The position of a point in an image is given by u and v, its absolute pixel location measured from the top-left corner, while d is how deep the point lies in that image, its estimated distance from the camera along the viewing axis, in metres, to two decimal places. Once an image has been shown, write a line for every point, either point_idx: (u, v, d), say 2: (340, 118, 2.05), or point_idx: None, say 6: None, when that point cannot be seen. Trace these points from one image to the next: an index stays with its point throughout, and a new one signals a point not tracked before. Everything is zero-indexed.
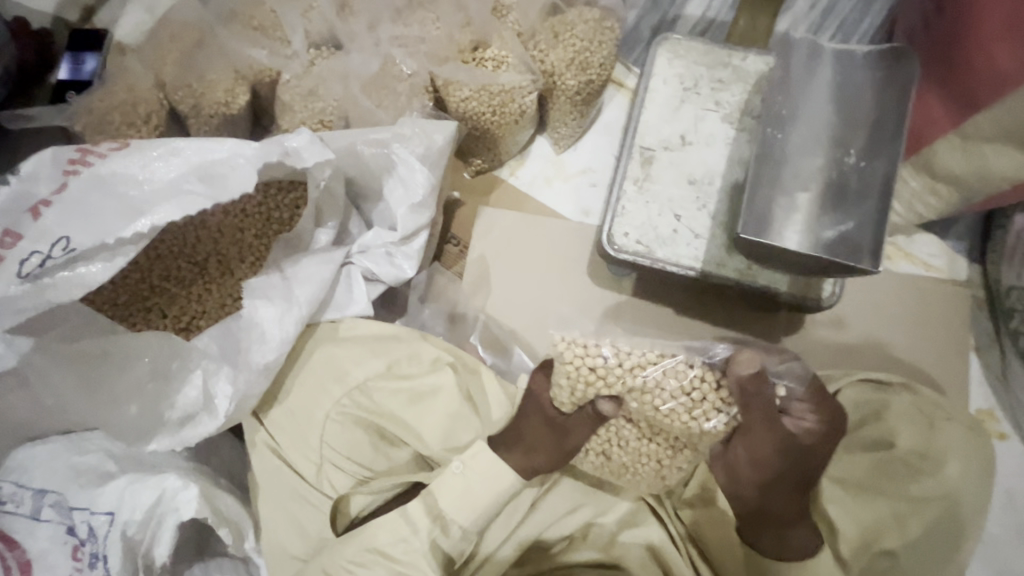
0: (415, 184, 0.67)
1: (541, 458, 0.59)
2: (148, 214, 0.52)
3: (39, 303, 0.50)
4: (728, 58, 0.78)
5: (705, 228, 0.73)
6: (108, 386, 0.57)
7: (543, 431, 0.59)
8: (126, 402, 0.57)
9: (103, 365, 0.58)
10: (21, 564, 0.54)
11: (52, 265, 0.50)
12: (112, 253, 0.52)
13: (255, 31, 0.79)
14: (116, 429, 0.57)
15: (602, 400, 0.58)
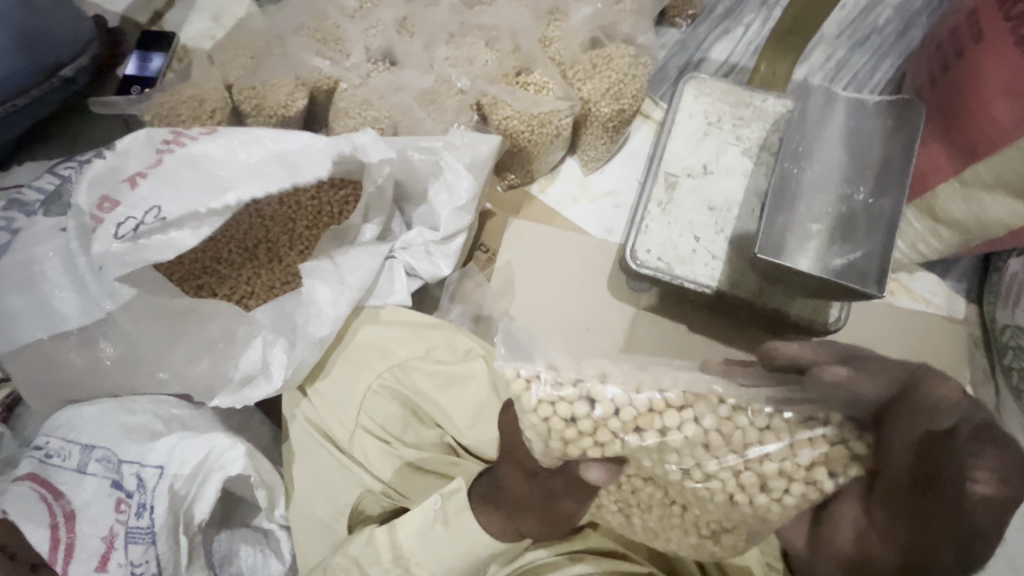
0: (459, 189, 0.72)
1: (525, 518, 0.58)
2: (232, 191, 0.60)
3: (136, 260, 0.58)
4: (751, 98, 0.85)
5: (722, 251, 0.79)
6: (185, 341, 0.64)
7: (523, 489, 0.58)
8: (201, 357, 0.64)
9: (185, 321, 0.64)
10: (65, 513, 0.58)
11: (146, 229, 0.58)
12: (197, 222, 0.60)
13: (318, 42, 0.85)
14: (189, 382, 0.64)
15: (589, 466, 0.54)
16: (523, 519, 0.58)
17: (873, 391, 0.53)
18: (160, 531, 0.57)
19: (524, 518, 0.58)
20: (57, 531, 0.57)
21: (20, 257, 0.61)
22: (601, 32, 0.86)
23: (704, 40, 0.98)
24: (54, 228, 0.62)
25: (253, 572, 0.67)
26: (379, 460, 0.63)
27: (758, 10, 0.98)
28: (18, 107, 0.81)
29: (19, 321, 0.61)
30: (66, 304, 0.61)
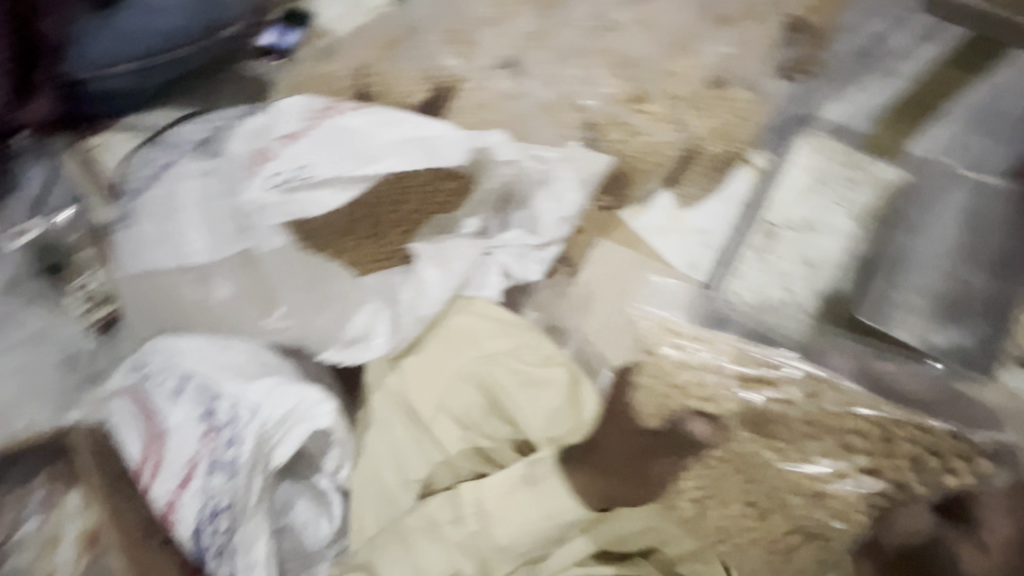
0: (566, 201, 0.77)
1: (611, 477, 0.65)
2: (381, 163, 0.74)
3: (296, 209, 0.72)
4: (864, 163, 0.84)
5: (813, 307, 0.77)
6: (313, 292, 0.69)
7: (620, 445, 0.66)
8: (322, 308, 0.70)
9: (323, 274, 0.71)
10: (157, 431, 0.63)
11: (297, 183, 0.72)
12: (344, 184, 0.73)
13: (450, 43, 0.91)
14: (309, 332, 0.68)
15: (694, 418, 0.67)
16: (608, 479, 0.65)
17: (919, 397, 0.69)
18: (243, 465, 0.60)
19: (612, 475, 0.65)
20: (148, 446, 0.63)
21: (166, 192, 0.69)
22: (723, 72, 0.87)
23: (818, 96, 0.89)
24: (202, 172, 0.70)
25: (304, 528, 0.69)
26: (457, 444, 0.65)
27: (881, 76, 0.89)
28: (176, 57, 0.92)
29: (152, 247, 0.70)
30: (194, 242, 0.68)
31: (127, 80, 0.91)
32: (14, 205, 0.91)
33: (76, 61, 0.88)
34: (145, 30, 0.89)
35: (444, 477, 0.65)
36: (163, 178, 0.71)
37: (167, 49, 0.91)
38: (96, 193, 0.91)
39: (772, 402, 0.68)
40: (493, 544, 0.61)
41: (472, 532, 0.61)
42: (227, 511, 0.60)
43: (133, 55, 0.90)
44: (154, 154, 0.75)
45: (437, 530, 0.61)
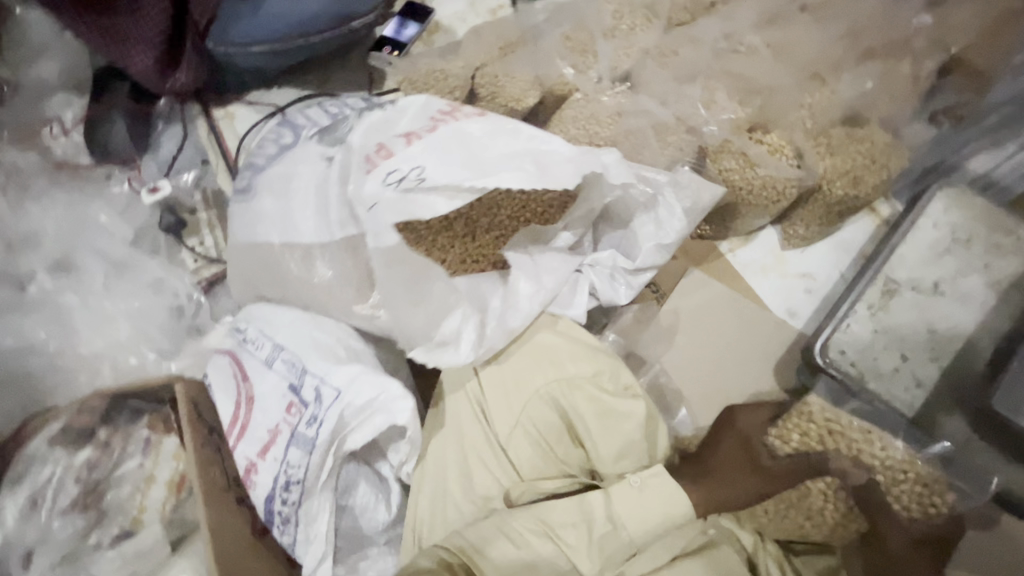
0: (669, 228, 0.72)
1: (728, 482, 0.69)
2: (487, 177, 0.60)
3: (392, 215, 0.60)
4: (1014, 227, 0.75)
5: (932, 380, 0.69)
6: (414, 293, 0.64)
7: (737, 457, 0.71)
8: (417, 305, 0.64)
9: (422, 282, 0.64)
10: (247, 395, 0.67)
11: (409, 185, 0.61)
12: (451, 194, 0.61)
13: (570, 50, 0.89)
14: (402, 328, 0.64)
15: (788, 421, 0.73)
16: (726, 482, 0.69)
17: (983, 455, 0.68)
18: (319, 445, 0.62)
19: (730, 479, 0.69)
20: (238, 408, 0.67)
21: (285, 170, 0.73)
22: (863, 108, 0.80)
23: (965, 146, 0.83)
24: (318, 154, 0.72)
25: (363, 511, 0.72)
26: (528, 462, 0.64)
27: None
28: (305, 43, 0.95)
29: (266, 221, 0.73)
30: (304, 221, 0.71)
31: (261, 60, 0.96)
32: (149, 163, 1.01)
33: (218, 38, 0.94)
34: (280, 17, 0.92)
35: (533, 490, 0.63)
36: (284, 157, 0.74)
37: (297, 35, 0.93)
38: (215, 156, 1.02)
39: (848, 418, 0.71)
40: (617, 544, 0.62)
41: (552, 551, 0.60)
42: (297, 485, 0.63)
43: (269, 38, 0.93)
44: (278, 131, 0.78)
45: (553, 532, 0.61)
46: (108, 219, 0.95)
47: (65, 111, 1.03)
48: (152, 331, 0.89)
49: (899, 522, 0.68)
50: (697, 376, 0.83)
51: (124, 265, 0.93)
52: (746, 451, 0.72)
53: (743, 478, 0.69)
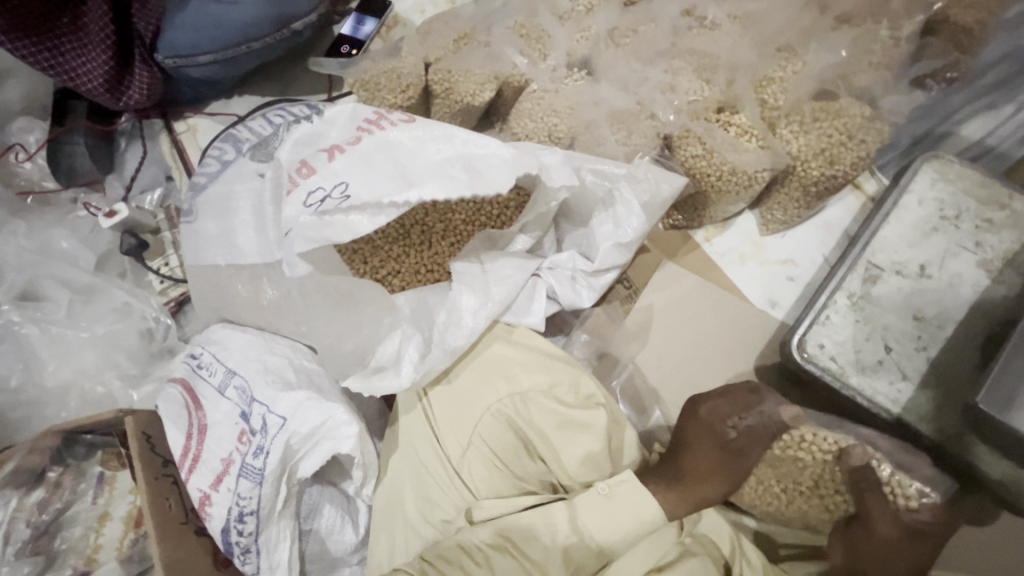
0: (627, 226, 0.68)
1: (704, 486, 0.63)
2: (417, 187, 0.59)
3: (319, 233, 0.59)
4: (1008, 199, 0.69)
5: (918, 373, 0.65)
6: (344, 318, 0.64)
7: (714, 459, 0.63)
8: (353, 329, 0.64)
9: (355, 299, 0.64)
10: (200, 425, 0.66)
11: (330, 205, 0.59)
12: (378, 209, 0.60)
13: (522, 38, 0.83)
14: (333, 354, 0.64)
15: (768, 418, 0.64)
16: (701, 487, 0.63)
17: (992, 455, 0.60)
18: (268, 475, 0.61)
19: (707, 484, 0.63)
20: (190, 439, 0.65)
21: (225, 190, 0.70)
22: (834, 81, 0.74)
23: (957, 111, 0.80)
24: (255, 172, 0.70)
25: (329, 533, 0.69)
26: (485, 481, 0.61)
27: None
28: (251, 50, 0.88)
29: (210, 244, 0.69)
30: (244, 240, 0.68)
31: (208, 70, 0.89)
32: (113, 181, 0.97)
33: (164, 49, 0.86)
34: (221, 24, 0.84)
35: (492, 506, 0.60)
36: (224, 175, 0.71)
37: (242, 42, 0.87)
38: (178, 172, 0.97)
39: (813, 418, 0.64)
40: (585, 553, 0.59)
41: (515, 568, 0.57)
42: (253, 516, 0.62)
43: (214, 46, 0.86)
44: (219, 146, 0.74)
45: (514, 547, 0.57)
46: (71, 246, 0.90)
47: (26, 136, 0.97)
48: (119, 356, 0.87)
49: (895, 509, 0.60)
50: (672, 375, 0.80)
51: (88, 292, 0.88)
52: (726, 452, 0.63)
53: (720, 480, 0.63)
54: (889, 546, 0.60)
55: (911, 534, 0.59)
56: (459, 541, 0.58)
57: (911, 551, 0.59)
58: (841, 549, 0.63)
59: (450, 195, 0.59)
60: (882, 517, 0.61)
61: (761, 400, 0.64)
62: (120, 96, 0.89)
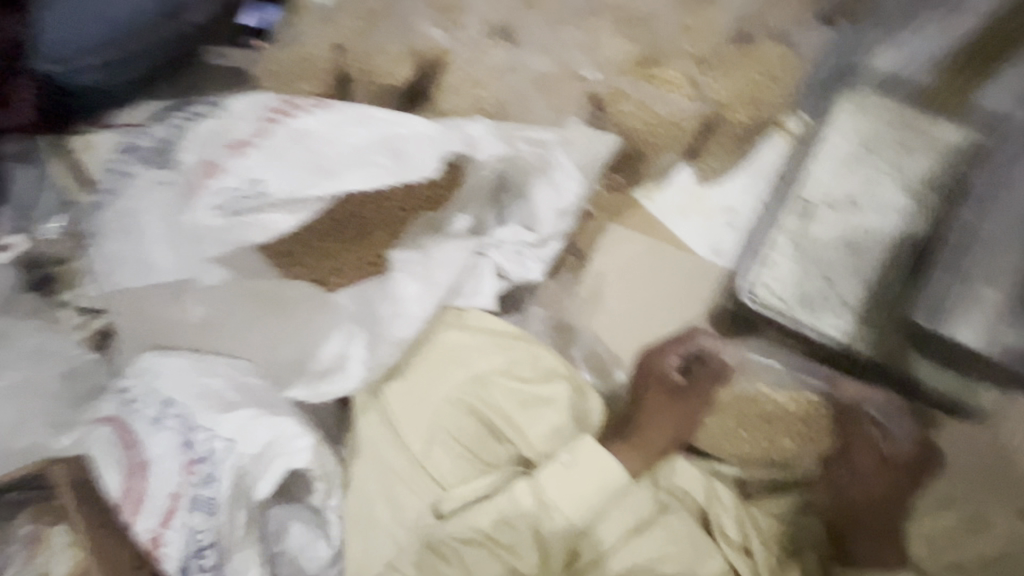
0: (566, 191, 0.66)
1: (658, 432, 0.66)
2: (339, 176, 0.59)
3: (246, 236, 0.59)
4: (922, 123, 0.71)
5: (858, 299, 0.67)
6: (274, 322, 0.62)
7: (665, 402, 0.68)
8: (278, 340, 0.62)
9: (270, 307, 0.63)
10: (137, 463, 0.60)
11: (251, 204, 0.59)
12: (299, 202, 0.59)
13: (436, 11, 0.79)
14: (271, 365, 0.62)
15: (703, 356, 0.72)
16: (654, 434, 0.66)
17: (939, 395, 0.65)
18: (222, 503, 0.56)
19: (660, 427, 0.66)
20: (128, 480, 0.60)
21: (127, 205, 0.62)
22: (747, 24, 0.76)
23: (869, 41, 0.82)
24: (155, 181, 0.61)
25: (302, 550, 0.66)
26: (455, 473, 0.59)
27: (941, 11, 0.80)
28: (143, 47, 0.79)
29: (124, 266, 0.63)
30: (160, 255, 0.61)
31: (96, 74, 0.79)
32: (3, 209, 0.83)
33: (41, 57, 0.76)
34: (106, 18, 0.75)
35: (460, 497, 0.57)
36: (123, 186, 0.63)
37: (130, 41, 0.77)
38: (75, 190, 0.85)
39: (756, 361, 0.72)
40: (557, 531, 0.56)
41: (489, 559, 0.55)
42: (212, 548, 0.57)
43: (97, 47, 0.76)
44: (116, 159, 0.68)
45: (486, 537, 0.55)
46: None
47: None
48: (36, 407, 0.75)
49: (872, 440, 0.66)
50: (630, 336, 0.79)
51: None
52: (676, 395, 0.68)
53: (673, 422, 0.67)
54: (869, 478, 0.65)
55: (890, 463, 0.65)
56: (431, 539, 0.56)
57: (885, 480, 0.65)
58: (824, 489, 0.66)
59: (376, 182, 0.59)
60: (864, 450, 0.66)
61: (693, 340, 0.73)
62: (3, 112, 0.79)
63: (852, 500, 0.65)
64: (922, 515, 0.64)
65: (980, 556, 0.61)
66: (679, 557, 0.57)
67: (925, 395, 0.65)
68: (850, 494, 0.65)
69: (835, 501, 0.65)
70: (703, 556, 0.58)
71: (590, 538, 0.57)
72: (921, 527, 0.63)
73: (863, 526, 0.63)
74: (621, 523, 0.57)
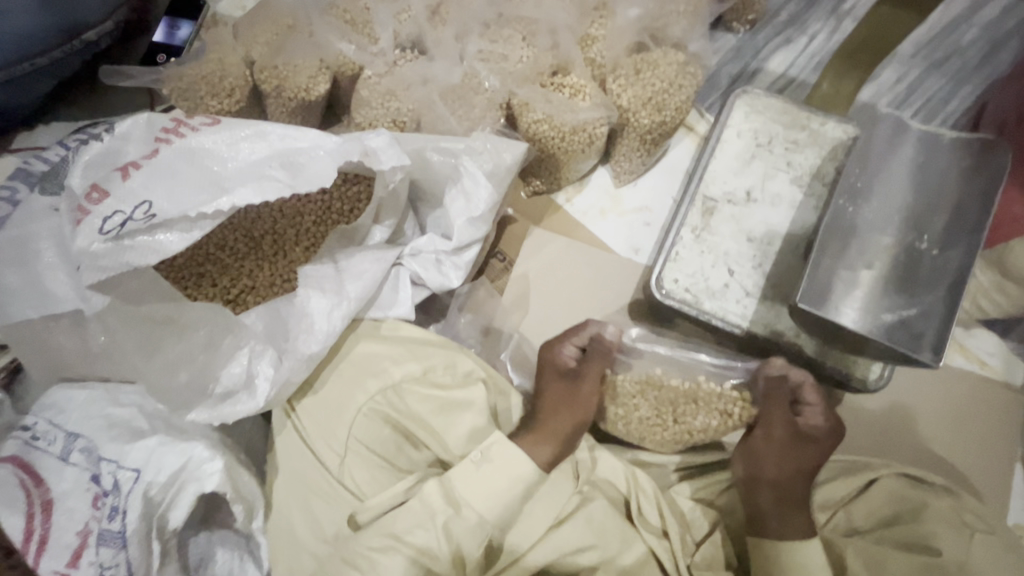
0: (477, 198, 0.67)
1: (561, 418, 0.62)
2: (229, 194, 0.54)
3: (118, 263, 0.53)
4: (808, 120, 0.77)
5: (757, 287, 0.71)
6: (167, 350, 0.57)
7: (562, 389, 0.64)
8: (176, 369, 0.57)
9: (164, 333, 0.57)
10: (44, 502, 0.57)
11: (132, 228, 0.53)
12: (189, 225, 0.55)
13: (347, 25, 0.79)
14: (162, 395, 0.57)
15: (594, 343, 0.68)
16: (557, 420, 0.62)
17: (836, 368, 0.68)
18: (132, 534, 0.54)
19: (562, 415, 0.62)
20: (32, 520, 0.56)
21: (19, 233, 0.60)
22: (647, 31, 0.78)
23: (762, 48, 0.89)
24: (49, 209, 0.61)
25: None
26: (371, 484, 0.58)
27: (826, 18, 0.88)
28: (35, 67, 0.76)
29: (13, 297, 0.59)
30: (55, 287, 0.60)
31: None
32: None
33: None
34: None
35: (375, 507, 0.57)
36: (13, 218, 0.61)
37: (20, 60, 0.74)
38: None
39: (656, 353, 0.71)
40: (468, 529, 0.56)
41: (407, 565, 0.54)
42: None
43: None
44: (6, 186, 0.65)
45: (402, 543, 0.55)
46: None
47: None
48: None
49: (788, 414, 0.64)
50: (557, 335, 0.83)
51: None
52: (569, 381, 0.65)
53: (574, 411, 0.63)
54: (781, 448, 0.63)
55: (798, 436, 0.64)
56: (344, 553, 0.55)
57: (800, 450, 0.63)
58: (740, 460, 0.65)
59: (268, 197, 0.55)
60: (779, 421, 0.65)
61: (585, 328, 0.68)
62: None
63: (762, 468, 0.63)
64: (825, 485, 0.65)
65: (879, 517, 0.62)
66: (600, 545, 0.61)
67: (828, 372, 0.69)
68: (761, 462, 0.63)
69: (750, 472, 0.63)
70: (625, 544, 0.62)
71: (513, 533, 0.61)
72: (823, 496, 0.64)
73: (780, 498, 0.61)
74: (542, 519, 0.62)
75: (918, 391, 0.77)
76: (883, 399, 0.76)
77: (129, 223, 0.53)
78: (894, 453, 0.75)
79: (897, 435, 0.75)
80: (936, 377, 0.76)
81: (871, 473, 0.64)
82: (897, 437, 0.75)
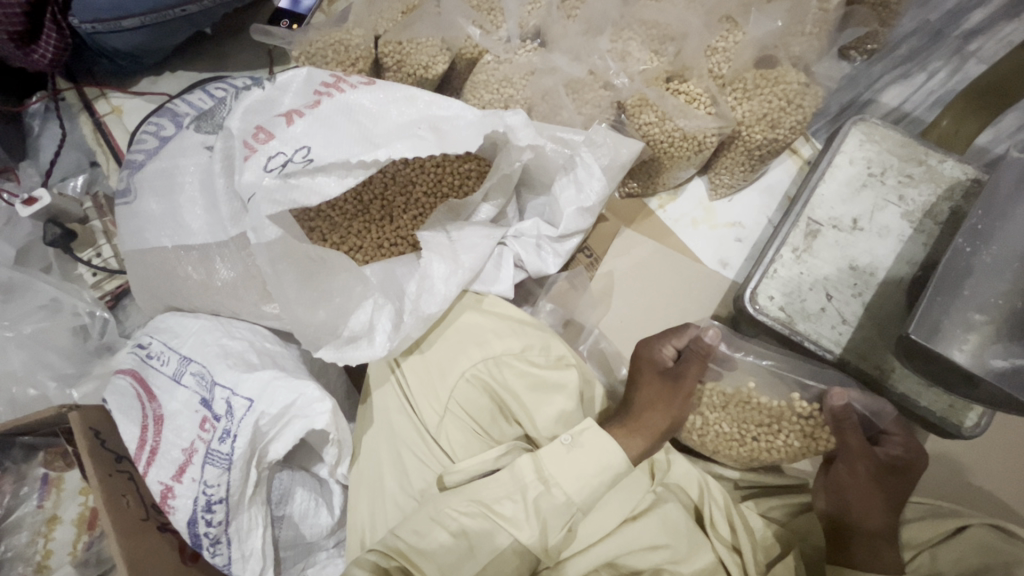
0: (589, 189, 0.69)
1: (655, 415, 0.63)
2: (385, 148, 0.61)
3: (287, 198, 0.59)
4: (925, 156, 0.73)
5: (855, 316, 0.69)
6: (314, 286, 0.61)
7: (660, 389, 0.64)
8: (314, 304, 0.61)
9: (317, 270, 0.61)
10: (155, 416, 0.61)
11: (293, 168, 0.60)
12: (345, 171, 0.61)
13: (474, 9, 0.80)
14: (298, 326, 0.60)
15: (695, 346, 0.64)
16: (651, 417, 0.63)
17: (930, 411, 0.67)
18: (236, 461, 0.58)
19: (657, 412, 0.63)
20: (145, 431, 0.61)
21: (168, 165, 0.66)
22: (773, 49, 0.76)
23: (877, 79, 0.88)
24: (201, 146, 0.66)
25: (303, 517, 0.68)
26: (464, 447, 0.63)
27: (949, 57, 0.86)
28: (186, 13, 0.79)
29: (153, 225, 0.65)
30: (193, 218, 0.64)
31: (134, 36, 0.80)
32: (27, 168, 0.88)
33: (79, 12, 0.76)
34: None
35: (465, 471, 0.60)
36: (165, 151, 0.67)
37: (174, 6, 0.77)
38: (104, 157, 0.90)
39: (751, 363, 0.69)
40: (554, 507, 0.58)
41: (490, 529, 0.56)
42: (221, 505, 0.59)
43: (140, 9, 0.76)
44: (156, 122, 0.70)
45: (488, 508, 0.57)
46: None
47: None
48: (50, 356, 0.76)
49: (868, 445, 0.63)
50: (634, 336, 0.83)
51: (8, 289, 0.77)
52: (668, 381, 0.65)
53: (670, 410, 0.64)
54: (868, 482, 0.62)
55: (881, 469, 0.62)
56: (432, 511, 0.57)
57: (886, 484, 0.62)
58: (824, 494, 0.65)
59: (420, 155, 0.61)
60: (860, 454, 0.63)
61: (688, 329, 0.65)
62: (21, 51, 0.78)
63: (849, 503, 0.62)
64: (913, 524, 0.65)
65: (967, 565, 0.60)
66: (671, 546, 0.62)
67: (920, 412, 0.68)
68: (847, 496, 0.63)
69: (834, 505, 0.63)
70: (694, 549, 0.62)
71: (588, 521, 0.64)
72: (910, 534, 0.64)
73: (866, 534, 0.60)
74: (616, 512, 0.64)
75: (994, 441, 0.76)
76: (956, 446, 0.76)
77: (289, 163, 0.60)
78: (959, 501, 0.75)
79: (961, 473, 0.76)
80: (1012, 424, 0.76)
81: (959, 521, 0.62)
82: (963, 484, 0.75)
